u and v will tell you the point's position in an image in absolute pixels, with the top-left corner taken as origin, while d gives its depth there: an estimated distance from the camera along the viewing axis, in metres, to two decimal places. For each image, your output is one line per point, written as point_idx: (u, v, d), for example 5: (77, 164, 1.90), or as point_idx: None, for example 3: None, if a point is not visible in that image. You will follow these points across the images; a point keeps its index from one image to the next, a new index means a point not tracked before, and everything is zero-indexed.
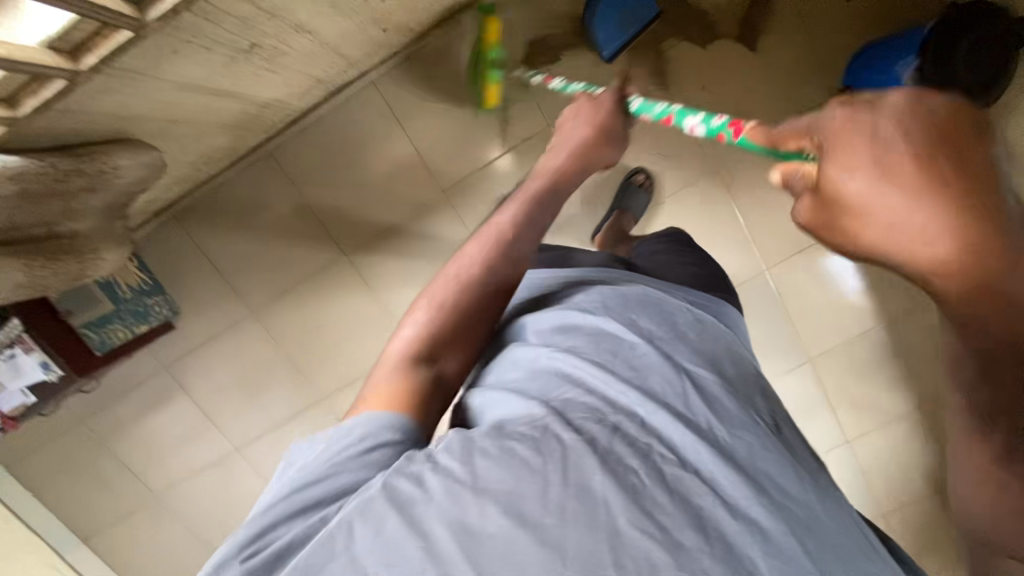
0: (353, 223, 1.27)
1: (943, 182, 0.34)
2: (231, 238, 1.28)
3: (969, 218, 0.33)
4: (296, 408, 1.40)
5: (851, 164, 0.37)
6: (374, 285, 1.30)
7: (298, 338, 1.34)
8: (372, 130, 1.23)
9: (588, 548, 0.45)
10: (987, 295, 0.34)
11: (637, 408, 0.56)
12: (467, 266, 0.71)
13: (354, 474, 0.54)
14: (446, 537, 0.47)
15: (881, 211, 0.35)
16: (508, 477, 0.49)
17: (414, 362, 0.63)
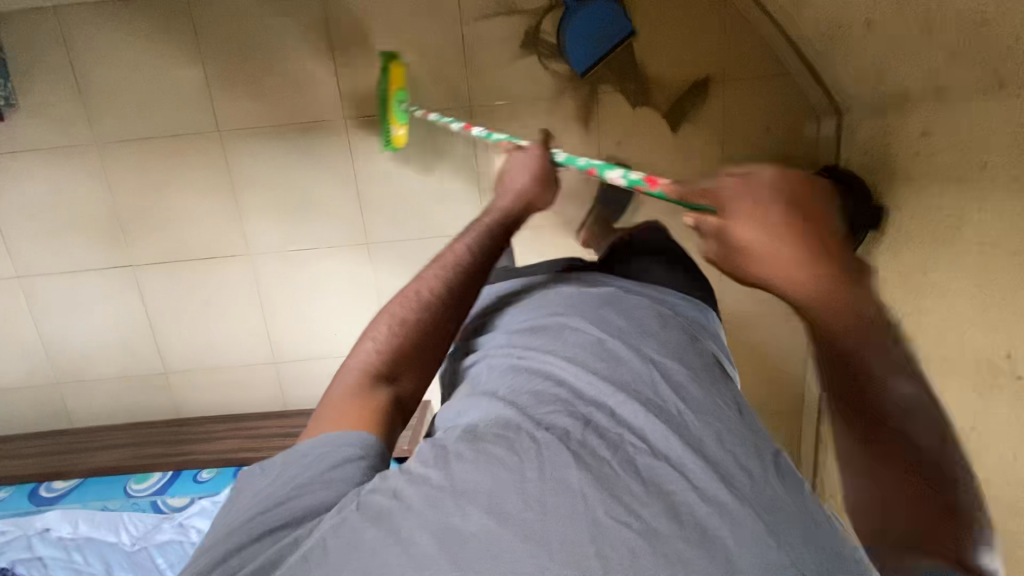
0: (242, 106, 1.20)
1: (805, 231, 0.44)
2: (108, 61, 1.18)
3: (823, 258, 0.43)
4: (104, 262, 1.29)
5: (752, 213, 0.45)
6: (239, 177, 1.24)
7: (135, 193, 1.25)
8: (295, 24, 1.16)
9: (569, 537, 0.42)
10: (851, 313, 0.43)
11: (605, 399, 0.54)
12: (380, 341, 0.65)
13: (321, 496, 0.50)
14: (430, 542, 0.42)
15: (771, 254, 0.44)
16: (484, 478, 0.46)
17: (368, 386, 0.61)
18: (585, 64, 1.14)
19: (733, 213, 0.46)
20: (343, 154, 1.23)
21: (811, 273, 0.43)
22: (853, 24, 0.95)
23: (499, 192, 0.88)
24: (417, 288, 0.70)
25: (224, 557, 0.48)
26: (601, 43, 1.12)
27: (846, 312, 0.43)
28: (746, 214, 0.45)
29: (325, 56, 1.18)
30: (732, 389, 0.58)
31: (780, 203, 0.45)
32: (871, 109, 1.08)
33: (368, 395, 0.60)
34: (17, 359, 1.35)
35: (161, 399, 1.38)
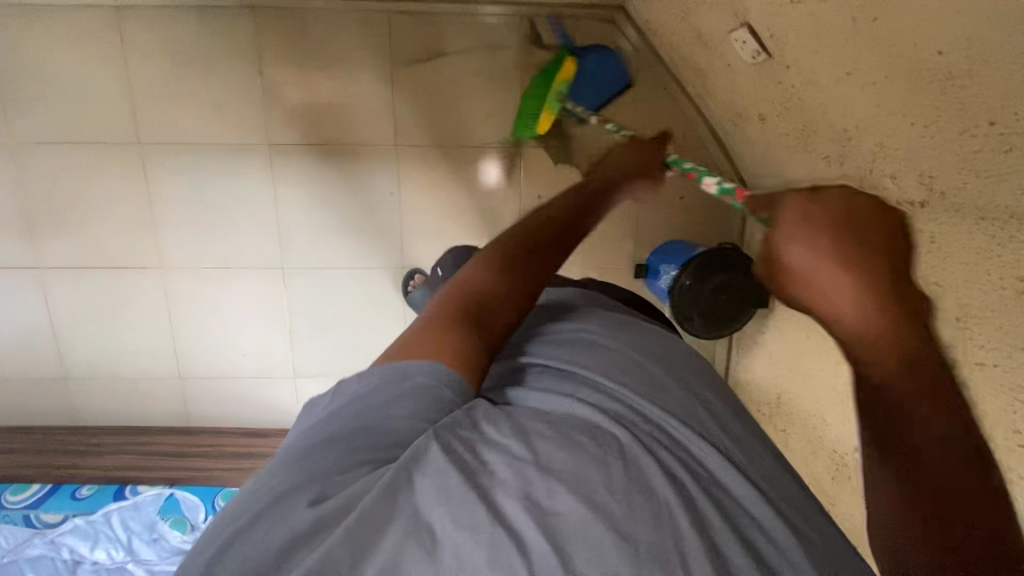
0: (163, 121, 1.20)
1: (863, 259, 0.36)
2: (23, 60, 1.16)
3: (870, 289, 0.35)
4: (9, 262, 1.26)
5: (794, 234, 0.40)
6: (156, 191, 1.23)
7: (46, 196, 1.23)
8: (225, 48, 1.16)
9: (658, 542, 0.41)
10: (900, 354, 0.34)
11: (674, 408, 0.52)
12: (480, 276, 0.53)
13: (415, 427, 0.43)
14: (516, 508, 0.41)
15: (820, 281, 0.38)
16: (575, 463, 0.44)
17: (467, 317, 0.49)
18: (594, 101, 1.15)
19: (785, 235, 0.41)
20: (264, 179, 1.23)
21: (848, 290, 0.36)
22: (751, 116, 1.00)
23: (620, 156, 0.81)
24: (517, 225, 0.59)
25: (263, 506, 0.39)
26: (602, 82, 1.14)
27: (891, 358, 0.34)
28: (796, 234, 0.40)
29: (253, 82, 1.18)
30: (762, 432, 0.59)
31: (828, 223, 0.39)
32: None
33: (458, 322, 0.48)
34: None
35: (56, 404, 1.35)
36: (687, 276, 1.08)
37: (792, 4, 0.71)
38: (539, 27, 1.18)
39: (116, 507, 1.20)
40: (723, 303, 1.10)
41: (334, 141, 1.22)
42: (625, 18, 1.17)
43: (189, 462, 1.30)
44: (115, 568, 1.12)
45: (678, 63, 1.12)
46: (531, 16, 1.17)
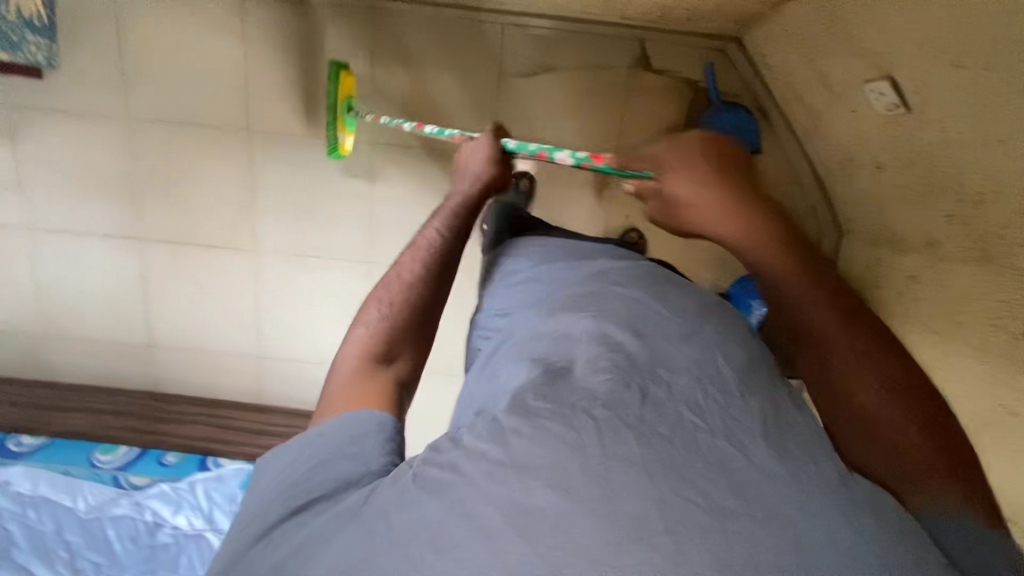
0: (274, 110, 1.23)
1: (738, 197, 0.60)
2: (149, 39, 1.20)
3: (762, 219, 0.60)
4: (112, 230, 1.32)
5: (682, 178, 0.63)
6: (259, 176, 1.27)
7: (155, 171, 1.28)
8: (342, 46, 1.19)
9: (641, 513, 0.46)
10: (772, 246, 0.59)
11: (650, 385, 0.59)
12: (362, 336, 0.69)
13: (340, 466, 0.56)
14: (495, 509, 0.47)
15: (703, 205, 0.60)
16: (546, 453, 0.50)
17: (365, 367, 0.66)
18: None
19: (669, 177, 0.64)
20: (363, 175, 1.27)
21: (774, 253, 0.59)
22: (866, 163, 1.00)
23: (459, 175, 0.89)
24: (391, 283, 0.75)
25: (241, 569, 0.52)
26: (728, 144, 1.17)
27: (771, 249, 0.59)
28: (681, 177, 0.63)
29: (364, 81, 1.21)
30: (785, 387, 0.64)
31: (704, 169, 0.62)
32: (865, 240, 1.13)
33: (362, 376, 0.65)
34: (6, 304, 1.37)
35: (140, 369, 1.41)
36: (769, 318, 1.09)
37: (953, 68, 0.71)
38: (649, 50, 1.19)
39: (200, 477, 1.26)
40: None
41: (436, 145, 1.25)
42: (736, 51, 1.17)
43: (263, 439, 1.36)
44: (194, 535, 1.19)
45: (790, 102, 1.12)
46: (643, 40, 1.18)
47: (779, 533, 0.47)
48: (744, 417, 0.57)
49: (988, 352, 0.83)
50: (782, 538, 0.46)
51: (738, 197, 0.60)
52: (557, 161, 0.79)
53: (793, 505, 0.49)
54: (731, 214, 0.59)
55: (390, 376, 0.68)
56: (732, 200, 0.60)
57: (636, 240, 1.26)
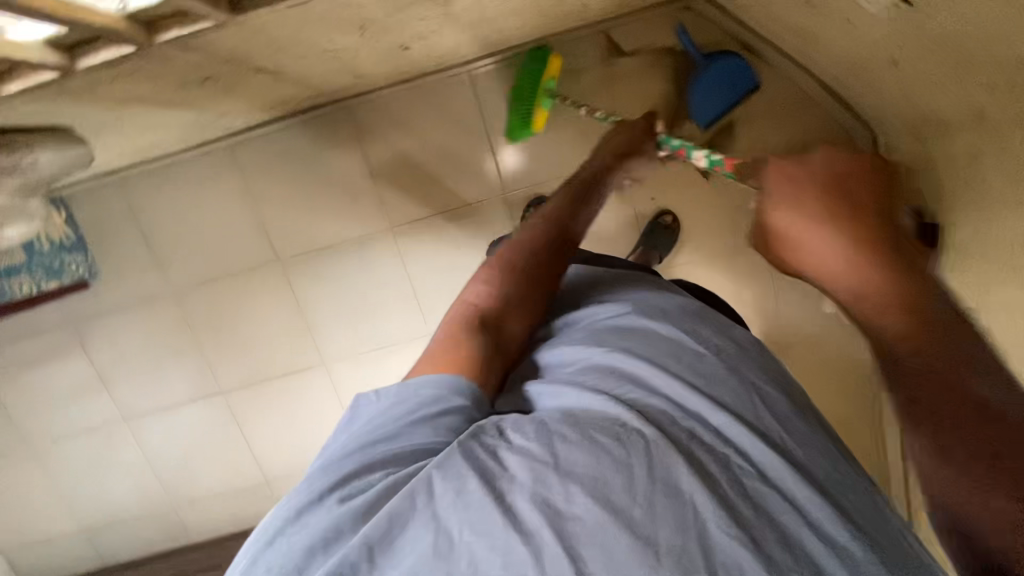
0: (294, 234, 1.28)
1: (843, 219, 0.57)
2: (165, 216, 1.26)
3: (842, 237, 0.56)
4: (195, 394, 1.39)
5: (798, 209, 0.60)
6: (303, 298, 1.32)
7: (212, 330, 1.34)
8: (333, 154, 1.24)
9: (678, 545, 0.52)
10: (869, 273, 0.54)
11: (706, 415, 0.63)
12: (481, 296, 0.78)
13: (425, 433, 0.62)
14: (533, 511, 0.53)
15: (810, 240, 0.58)
16: (592, 466, 0.56)
17: (475, 326, 0.74)
18: (708, 117, 1.18)
19: (784, 209, 0.61)
20: (394, 260, 1.30)
21: (866, 264, 0.55)
22: (880, 62, 0.96)
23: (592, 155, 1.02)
24: (502, 257, 0.83)
25: (295, 509, 0.58)
26: (722, 98, 1.16)
27: (861, 277, 0.54)
28: (786, 209, 0.61)
29: (364, 175, 1.26)
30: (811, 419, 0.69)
31: (801, 201, 0.60)
32: (906, 131, 1.08)
33: (474, 330, 0.73)
34: (133, 491, 1.47)
35: (266, 505, 1.49)
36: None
37: None
38: (616, 37, 1.17)
39: None
40: None
41: (448, 205, 1.28)
42: (704, 5, 1.14)
43: None
44: None
45: (774, 31, 1.08)
46: (607, 31, 1.17)
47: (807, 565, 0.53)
48: (788, 470, 0.59)
49: None
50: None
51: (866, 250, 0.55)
52: (695, 161, 0.94)
53: (822, 548, 0.54)
54: (861, 260, 0.55)
55: (492, 338, 0.75)
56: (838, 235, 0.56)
57: (672, 222, 1.26)
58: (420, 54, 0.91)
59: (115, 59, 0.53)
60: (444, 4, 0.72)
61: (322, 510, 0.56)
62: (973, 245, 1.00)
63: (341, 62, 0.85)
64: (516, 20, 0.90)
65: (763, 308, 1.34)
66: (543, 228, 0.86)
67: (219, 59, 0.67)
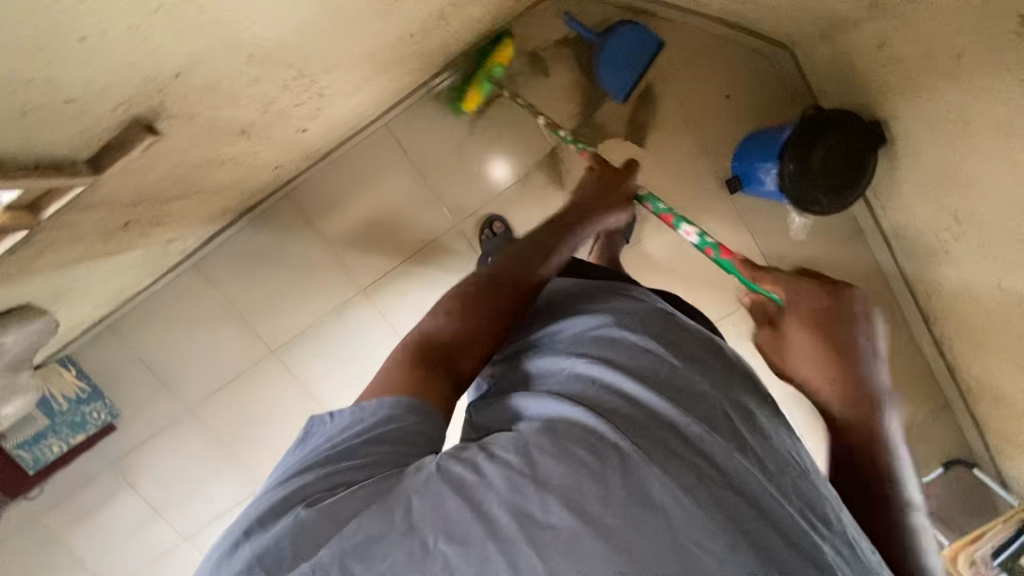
0: (279, 323, 1.34)
1: (827, 336, 0.63)
2: (161, 344, 1.34)
3: (824, 347, 0.62)
4: (241, 496, 1.46)
5: (800, 325, 0.68)
6: (306, 377, 1.38)
7: (237, 432, 1.41)
8: (289, 238, 1.30)
9: (651, 554, 0.49)
10: (853, 392, 0.59)
11: (682, 414, 0.59)
12: (433, 328, 0.71)
13: (384, 448, 0.56)
14: (507, 518, 0.50)
15: (805, 357, 0.64)
16: (569, 476, 0.51)
17: (428, 360, 0.66)
18: (624, 89, 1.17)
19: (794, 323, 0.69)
20: (376, 317, 1.35)
21: (833, 372, 0.61)
22: None
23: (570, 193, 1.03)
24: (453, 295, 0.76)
25: (246, 534, 0.51)
26: (630, 66, 1.15)
27: (840, 386, 0.60)
28: (795, 324, 0.69)
29: (324, 249, 1.31)
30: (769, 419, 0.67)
31: (812, 316, 0.67)
32: (817, 37, 1.05)
33: (422, 366, 0.65)
34: None
35: None
36: (790, 168, 1.03)
37: None
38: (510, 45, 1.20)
39: None
40: (842, 163, 1.02)
41: (408, 252, 1.32)
42: None
43: None
44: None
45: None
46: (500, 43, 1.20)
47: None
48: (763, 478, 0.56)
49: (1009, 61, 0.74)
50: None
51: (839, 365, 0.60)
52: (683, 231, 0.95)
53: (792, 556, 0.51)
54: (826, 365, 0.61)
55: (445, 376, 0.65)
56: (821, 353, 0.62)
57: None
58: (322, 129, 0.96)
59: (14, 245, 0.58)
60: (312, 87, 0.76)
61: (287, 516, 0.51)
62: (917, 128, 0.97)
63: (250, 163, 0.90)
64: (398, 68, 0.93)
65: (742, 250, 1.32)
66: (460, 294, 0.75)
67: (126, 204, 0.72)
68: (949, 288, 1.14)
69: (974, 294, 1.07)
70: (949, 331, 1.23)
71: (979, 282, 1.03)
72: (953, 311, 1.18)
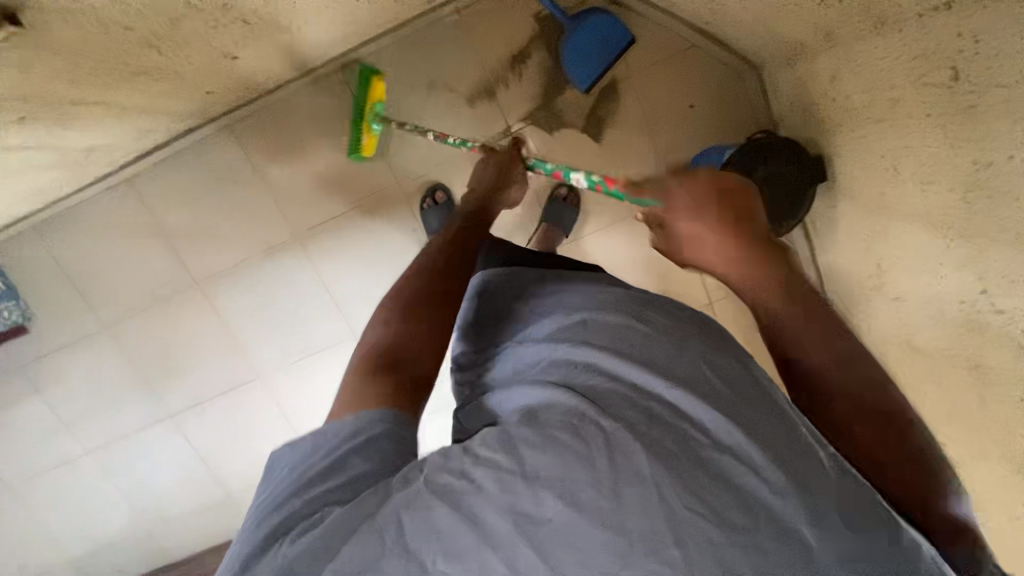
0: (206, 254, 1.32)
1: (735, 230, 0.63)
2: (84, 255, 1.31)
3: (739, 251, 0.62)
4: (150, 420, 1.45)
5: (680, 215, 0.66)
6: (225, 313, 1.36)
7: (151, 358, 1.40)
8: (226, 172, 1.27)
9: (649, 530, 0.47)
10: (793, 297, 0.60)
11: (661, 388, 0.56)
12: (384, 337, 0.69)
13: (360, 467, 0.53)
14: (502, 521, 0.48)
15: (708, 254, 0.64)
16: (557, 464, 0.49)
17: (385, 368, 0.64)
18: (588, 79, 1.15)
19: (674, 217, 0.66)
20: (304, 267, 1.34)
21: (761, 277, 0.61)
22: None
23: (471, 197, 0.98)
24: (390, 308, 0.73)
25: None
26: (598, 56, 1.13)
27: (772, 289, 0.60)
28: (680, 212, 0.65)
29: (261, 187, 1.28)
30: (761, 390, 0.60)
31: (696, 203, 0.65)
32: (783, 60, 1.03)
33: (377, 372, 0.63)
34: (110, 521, 1.52)
35: (233, 519, 1.53)
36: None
37: None
38: (479, 12, 1.17)
39: None
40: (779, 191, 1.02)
41: (348, 205, 1.29)
42: None
43: None
44: None
45: None
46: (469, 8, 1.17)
47: (790, 543, 0.46)
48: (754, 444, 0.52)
49: (936, 112, 0.73)
50: (793, 552, 0.46)
51: (749, 248, 0.62)
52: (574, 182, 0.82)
53: (799, 516, 0.48)
54: (752, 267, 0.61)
55: (405, 375, 0.64)
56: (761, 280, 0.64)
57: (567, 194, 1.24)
58: (256, 59, 0.92)
59: None
60: (228, 8, 0.73)
61: (274, 559, 0.48)
62: (858, 168, 0.96)
63: (171, 81, 0.87)
64: (342, 11, 0.90)
65: (681, 264, 1.31)
66: (398, 305, 0.73)
67: (12, 95, 0.69)
68: None
69: None
70: None
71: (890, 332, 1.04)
72: None
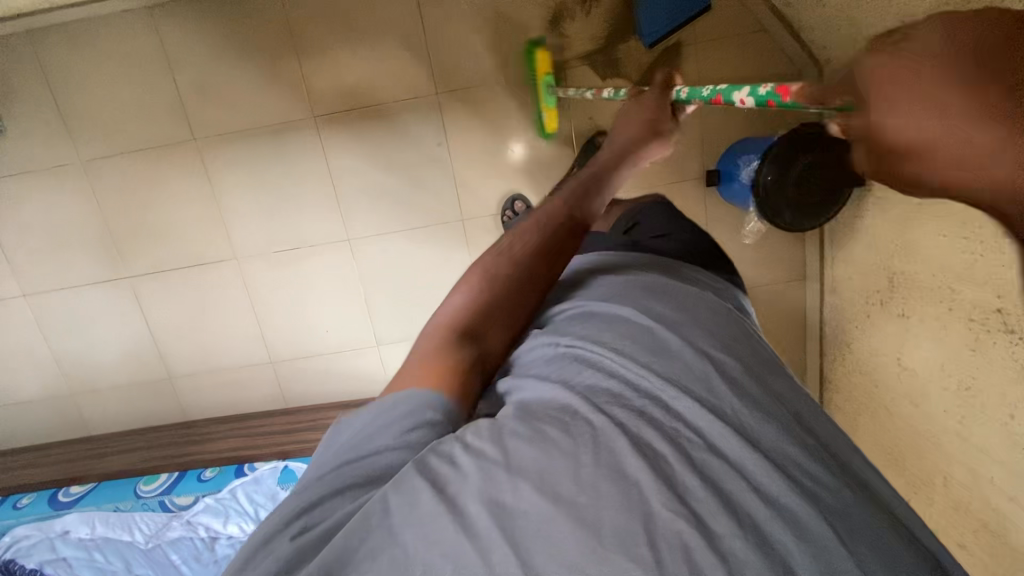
0: (214, 113, 1.23)
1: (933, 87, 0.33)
2: (80, 82, 1.20)
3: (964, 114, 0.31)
4: (103, 277, 1.33)
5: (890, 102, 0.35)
6: (219, 181, 1.27)
7: (123, 208, 1.29)
8: (257, 28, 1.17)
9: (623, 527, 0.37)
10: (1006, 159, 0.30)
11: (662, 389, 0.47)
12: (459, 303, 0.54)
13: (390, 454, 0.43)
14: (481, 515, 0.38)
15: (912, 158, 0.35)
16: (544, 460, 0.40)
17: (455, 342, 0.50)
18: (655, 35, 1.11)
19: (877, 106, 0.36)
20: (315, 153, 1.26)
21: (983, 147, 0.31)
22: None
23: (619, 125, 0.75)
24: (475, 264, 0.58)
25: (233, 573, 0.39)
26: (671, 13, 1.09)
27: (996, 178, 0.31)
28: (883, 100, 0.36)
29: (291, 55, 1.19)
30: (779, 408, 0.49)
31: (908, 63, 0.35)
32: None
33: (451, 345, 0.50)
34: (31, 375, 1.40)
35: (167, 404, 1.43)
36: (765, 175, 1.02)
37: None
38: None
39: (239, 483, 1.27)
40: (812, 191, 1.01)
41: (377, 100, 1.22)
42: None
43: (294, 437, 1.35)
44: None
45: None
46: None
47: (771, 562, 0.37)
48: (759, 453, 0.43)
49: None
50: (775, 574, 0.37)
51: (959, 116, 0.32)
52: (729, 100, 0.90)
53: (787, 534, 0.39)
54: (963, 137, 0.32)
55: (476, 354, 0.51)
56: (948, 90, 0.32)
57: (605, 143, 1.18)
58: None
59: None
60: None
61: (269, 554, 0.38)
62: None
63: None
64: None
65: None
66: (485, 267, 0.57)
67: None
68: (857, 354, 1.16)
69: (876, 360, 1.08)
70: (839, 394, 1.26)
71: (887, 350, 1.04)
72: (850, 378, 1.20)
